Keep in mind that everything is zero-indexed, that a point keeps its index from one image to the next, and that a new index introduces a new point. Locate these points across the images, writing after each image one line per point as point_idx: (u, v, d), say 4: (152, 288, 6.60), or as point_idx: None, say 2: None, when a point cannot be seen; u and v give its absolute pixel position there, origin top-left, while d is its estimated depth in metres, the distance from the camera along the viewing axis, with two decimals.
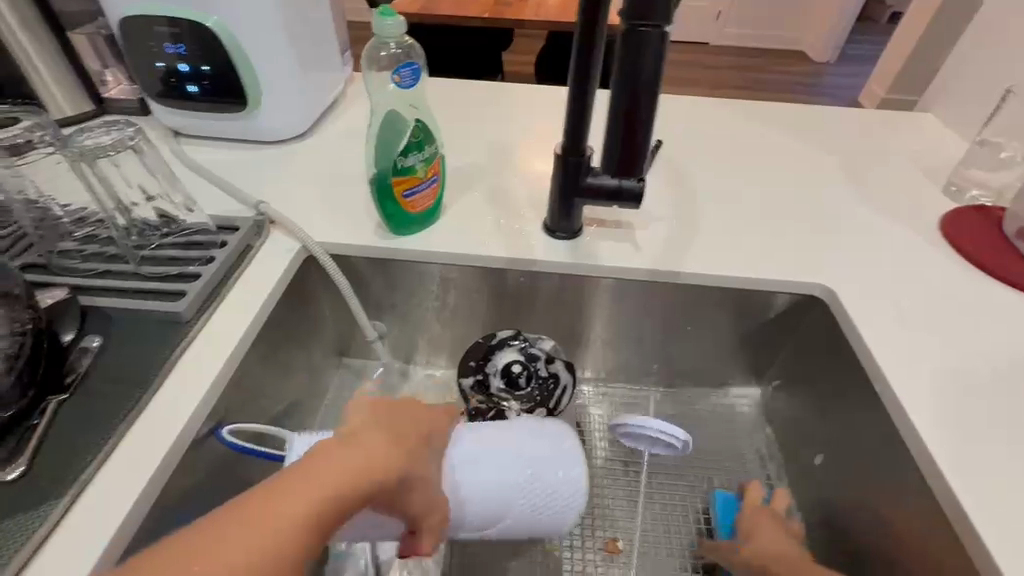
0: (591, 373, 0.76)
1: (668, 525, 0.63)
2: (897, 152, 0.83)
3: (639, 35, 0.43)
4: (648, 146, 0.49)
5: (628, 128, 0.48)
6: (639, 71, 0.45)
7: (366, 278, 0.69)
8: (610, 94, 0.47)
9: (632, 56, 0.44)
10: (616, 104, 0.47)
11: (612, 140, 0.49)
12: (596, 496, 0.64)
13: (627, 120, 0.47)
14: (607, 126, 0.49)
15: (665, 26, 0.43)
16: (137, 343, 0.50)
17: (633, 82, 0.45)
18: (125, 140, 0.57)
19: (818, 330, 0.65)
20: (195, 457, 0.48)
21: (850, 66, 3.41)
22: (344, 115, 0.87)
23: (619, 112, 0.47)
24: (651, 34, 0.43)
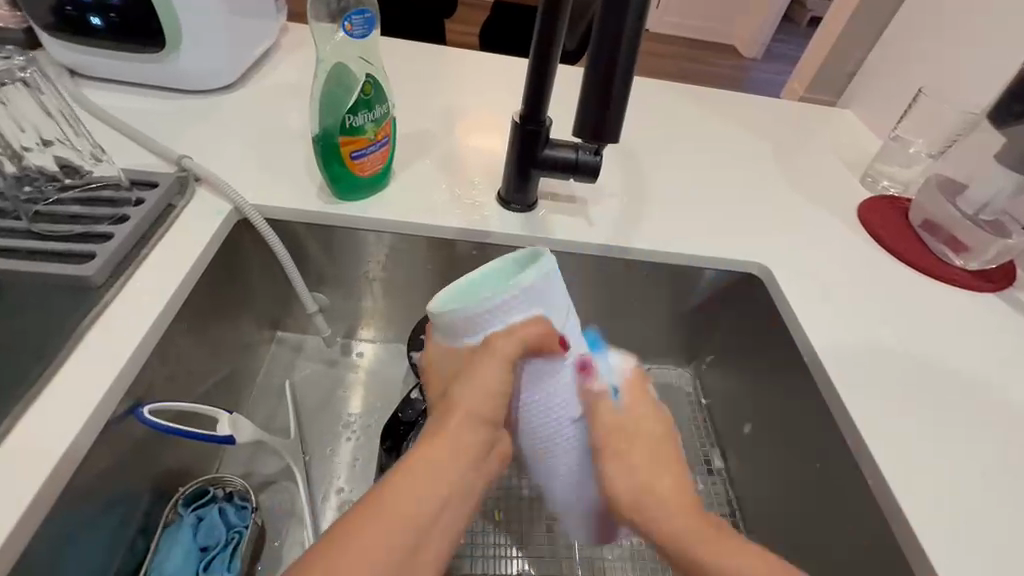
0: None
1: None
2: (823, 145, 0.89)
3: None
4: (622, 113, 0.49)
5: (603, 94, 0.47)
6: (619, 34, 0.45)
7: (308, 247, 0.64)
8: (590, 52, 0.46)
9: (613, 13, 0.44)
10: (593, 65, 0.47)
11: (589, 100, 0.48)
12: None
13: (603, 86, 0.47)
14: (581, 87, 0.48)
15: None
16: (32, 312, 0.44)
17: (611, 43, 0.45)
18: (15, 70, 0.49)
19: (753, 306, 0.69)
20: (112, 437, 0.44)
21: (774, 64, 3.64)
22: (280, 68, 0.80)
23: (594, 78, 0.47)
24: None
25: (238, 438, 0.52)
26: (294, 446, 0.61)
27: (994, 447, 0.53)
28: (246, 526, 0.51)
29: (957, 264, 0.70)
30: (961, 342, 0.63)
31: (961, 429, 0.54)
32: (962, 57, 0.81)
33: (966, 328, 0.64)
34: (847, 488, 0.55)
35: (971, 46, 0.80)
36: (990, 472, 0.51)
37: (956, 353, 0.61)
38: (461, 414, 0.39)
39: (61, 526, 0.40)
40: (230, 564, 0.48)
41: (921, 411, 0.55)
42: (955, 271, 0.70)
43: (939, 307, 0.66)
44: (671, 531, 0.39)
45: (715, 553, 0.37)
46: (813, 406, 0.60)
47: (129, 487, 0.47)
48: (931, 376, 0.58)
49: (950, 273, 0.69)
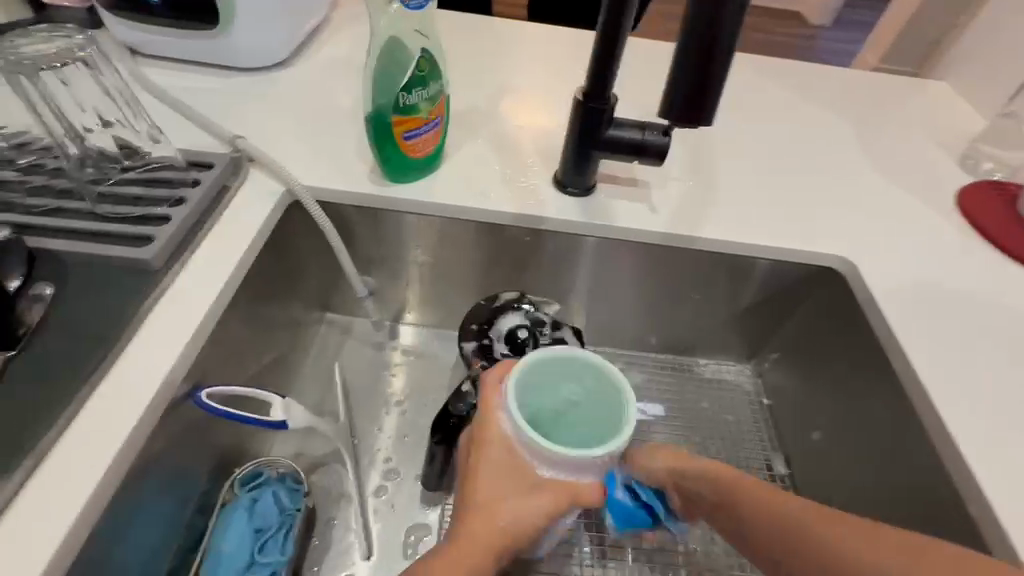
0: (590, 339, 0.74)
1: None
2: (915, 123, 0.80)
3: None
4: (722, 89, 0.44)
5: (702, 68, 0.42)
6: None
7: (358, 229, 0.63)
8: (686, 22, 0.41)
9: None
10: (685, 41, 0.42)
11: (678, 80, 0.44)
12: None
13: (701, 60, 0.42)
14: (672, 66, 0.44)
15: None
16: (97, 293, 0.44)
17: (708, 15, 0.40)
18: (74, 49, 0.48)
19: (830, 302, 0.63)
20: (170, 420, 0.44)
21: (846, 32, 3.35)
22: (331, 43, 0.78)
23: (693, 49, 0.42)
24: None
25: (290, 424, 0.52)
26: (343, 430, 0.61)
27: None
28: (298, 509, 0.51)
29: None
30: None
31: None
32: None
33: None
34: (935, 511, 0.49)
35: None
36: None
37: None
38: (500, 502, 0.40)
39: (123, 507, 0.41)
40: (284, 547, 0.49)
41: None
42: None
43: None
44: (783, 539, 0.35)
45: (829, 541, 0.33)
46: (900, 418, 0.54)
47: (187, 467, 0.48)
48: None
49: None
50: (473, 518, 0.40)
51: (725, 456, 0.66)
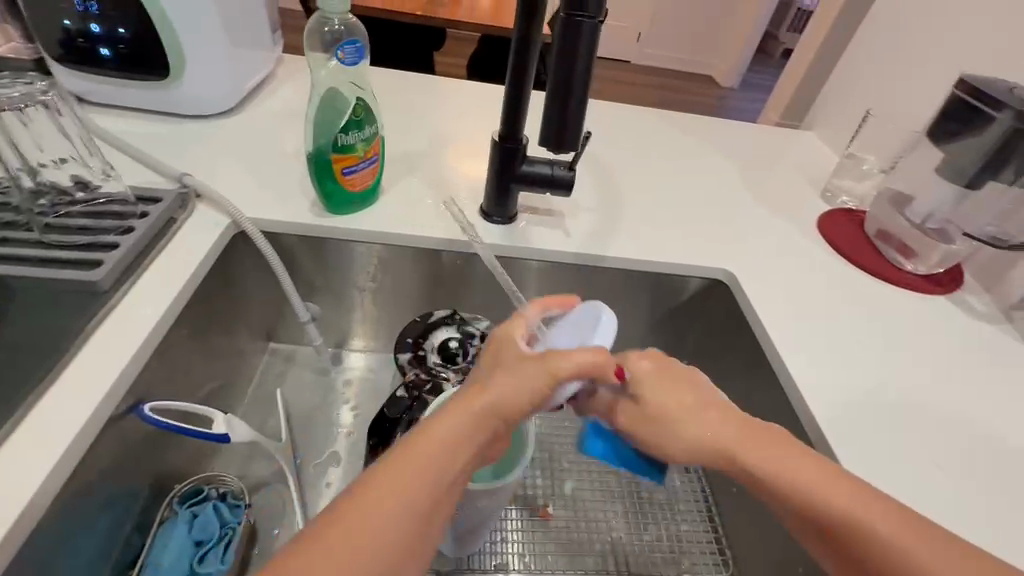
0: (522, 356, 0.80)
1: (605, 490, 0.68)
2: (784, 163, 0.96)
3: (575, 24, 0.48)
4: (581, 126, 0.53)
5: (563, 105, 0.52)
6: (575, 53, 0.50)
7: (301, 258, 0.68)
8: (551, 69, 0.51)
9: (569, 42, 0.49)
10: (555, 87, 0.51)
11: (548, 114, 0.53)
12: (532, 480, 0.68)
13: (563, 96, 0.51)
14: (546, 107, 0.53)
15: (597, 18, 0.48)
16: (45, 313, 0.47)
17: (573, 69, 0.50)
18: (36, 95, 0.53)
19: (722, 310, 0.74)
20: (113, 434, 0.46)
21: (751, 93, 3.81)
22: (277, 95, 0.85)
23: (555, 86, 0.51)
24: (585, 23, 0.48)
25: (232, 438, 0.54)
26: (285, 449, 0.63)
27: (946, 435, 0.57)
28: (240, 522, 0.53)
29: (907, 269, 0.76)
30: (913, 340, 0.67)
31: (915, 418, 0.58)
32: (905, 83, 0.89)
33: (920, 328, 0.69)
34: None
35: (913, 73, 0.87)
36: (943, 458, 0.54)
37: (909, 349, 0.66)
38: (449, 423, 0.39)
39: (63, 518, 0.42)
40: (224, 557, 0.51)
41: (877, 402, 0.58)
42: (907, 276, 0.75)
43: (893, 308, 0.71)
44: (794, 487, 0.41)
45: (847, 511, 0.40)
46: (774, 401, 0.63)
47: (126, 485, 0.49)
48: (886, 370, 0.63)
49: (901, 277, 0.74)
50: (412, 447, 0.38)
51: None
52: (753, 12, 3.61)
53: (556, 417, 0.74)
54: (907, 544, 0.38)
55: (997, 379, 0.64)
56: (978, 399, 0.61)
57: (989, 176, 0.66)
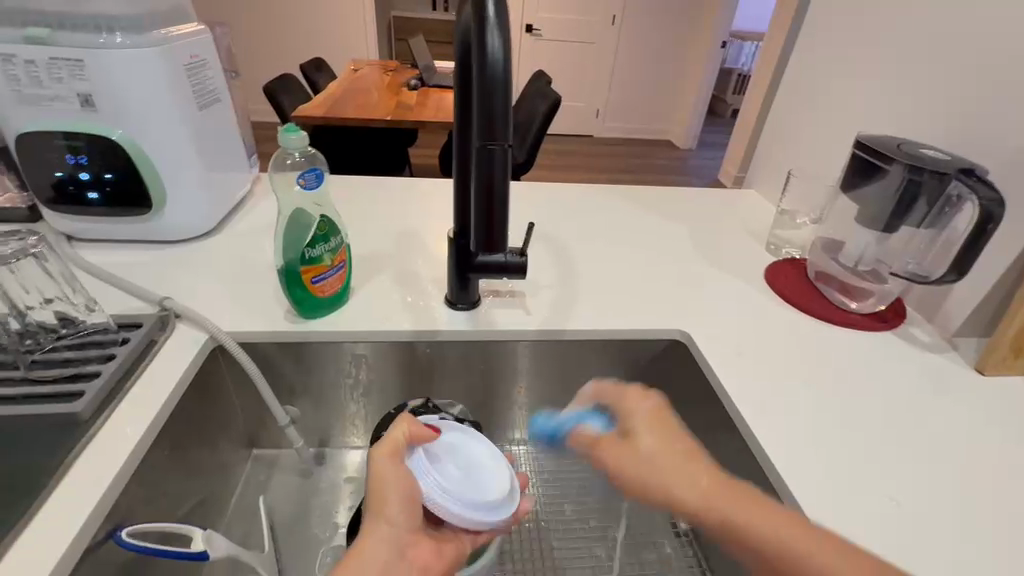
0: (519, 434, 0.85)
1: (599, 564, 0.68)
2: (727, 221, 1.04)
3: (488, 152, 0.47)
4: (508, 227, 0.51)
5: (488, 216, 0.50)
6: (491, 174, 0.48)
7: (279, 364, 0.71)
8: (472, 191, 0.49)
9: (484, 169, 0.48)
10: (478, 205, 0.50)
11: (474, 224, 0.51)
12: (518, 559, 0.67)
13: (487, 208, 0.50)
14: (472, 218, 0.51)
15: (508, 143, 0.47)
16: (26, 449, 0.49)
17: (493, 189, 0.48)
18: (27, 249, 0.59)
19: (683, 368, 0.77)
20: (91, 564, 0.47)
21: (708, 151, 4.09)
22: (252, 212, 0.92)
23: (480, 204, 0.49)
24: (498, 150, 0.47)
25: (212, 554, 0.54)
26: (268, 561, 0.63)
27: (908, 468, 0.58)
28: None
29: (852, 308, 0.80)
30: (866, 375, 0.70)
31: (877, 450, 0.60)
32: (820, 145, 0.99)
33: (872, 364, 0.72)
34: None
35: (825, 133, 0.98)
36: (907, 490, 0.56)
37: (860, 383, 0.69)
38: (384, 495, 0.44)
39: None
40: None
41: (839, 443, 0.60)
42: (852, 315, 0.79)
43: (843, 348, 0.75)
44: (750, 539, 0.41)
45: (675, 479, 0.45)
46: (740, 450, 0.64)
47: None
48: (844, 406, 0.65)
49: (846, 317, 0.79)
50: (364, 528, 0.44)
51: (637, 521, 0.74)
52: (697, 82, 3.96)
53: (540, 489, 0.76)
54: (803, 548, 0.39)
55: (949, 405, 0.67)
56: (936, 427, 0.64)
57: (899, 220, 0.73)
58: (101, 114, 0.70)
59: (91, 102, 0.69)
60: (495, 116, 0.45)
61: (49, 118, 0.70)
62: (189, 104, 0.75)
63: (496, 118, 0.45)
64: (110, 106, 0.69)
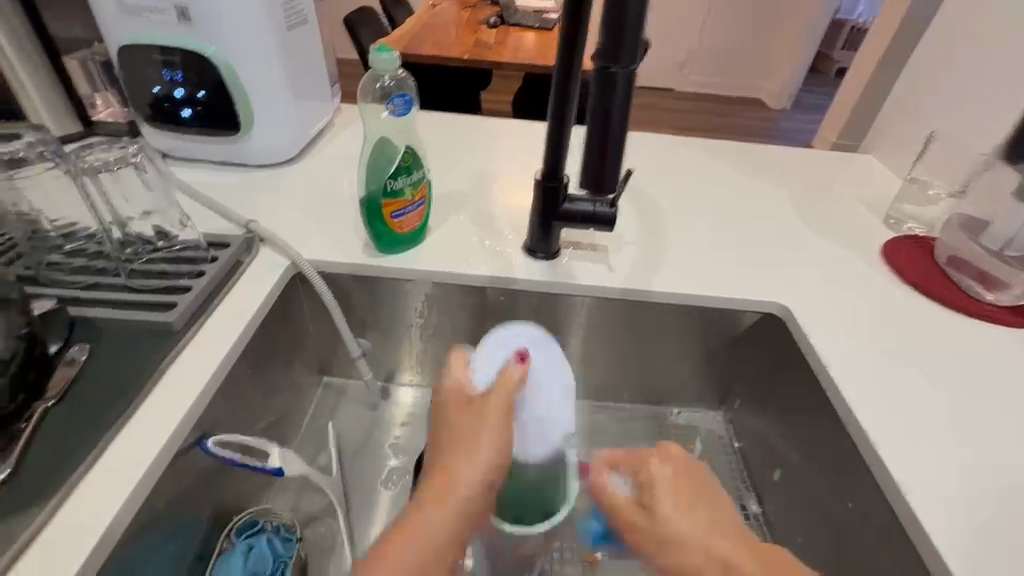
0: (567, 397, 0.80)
1: None
2: (840, 187, 0.92)
3: (609, 76, 0.48)
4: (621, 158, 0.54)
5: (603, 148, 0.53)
6: (610, 104, 0.50)
7: (354, 296, 0.71)
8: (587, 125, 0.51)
9: (603, 94, 0.49)
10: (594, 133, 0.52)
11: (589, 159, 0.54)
12: None
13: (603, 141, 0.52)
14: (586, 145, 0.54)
15: (630, 65, 0.48)
16: (127, 352, 0.51)
17: (610, 115, 0.50)
18: (128, 158, 0.60)
19: (774, 346, 0.70)
20: (181, 466, 0.49)
21: (804, 113, 3.69)
22: (335, 141, 0.91)
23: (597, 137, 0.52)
24: (619, 74, 0.48)
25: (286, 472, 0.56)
26: (335, 484, 0.65)
27: None
28: (291, 556, 0.56)
29: (989, 300, 0.69)
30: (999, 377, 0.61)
31: (1009, 464, 0.52)
32: (973, 103, 0.84)
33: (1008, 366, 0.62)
34: (876, 527, 0.53)
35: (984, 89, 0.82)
36: None
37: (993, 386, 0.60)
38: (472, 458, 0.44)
39: (134, 545, 0.44)
40: None
41: (961, 450, 0.53)
42: (989, 308, 0.68)
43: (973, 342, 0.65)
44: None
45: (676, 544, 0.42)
46: (834, 441, 0.59)
47: (188, 514, 0.52)
48: (970, 409, 0.57)
49: (979, 309, 0.68)
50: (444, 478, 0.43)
51: None
52: (803, 33, 3.54)
53: None
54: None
55: None
56: None
57: None
58: (196, 28, 0.69)
59: (186, 15, 0.68)
60: (620, 37, 0.46)
61: (147, 31, 0.71)
62: (277, 22, 0.72)
63: (621, 39, 0.46)
64: (203, 19, 0.68)
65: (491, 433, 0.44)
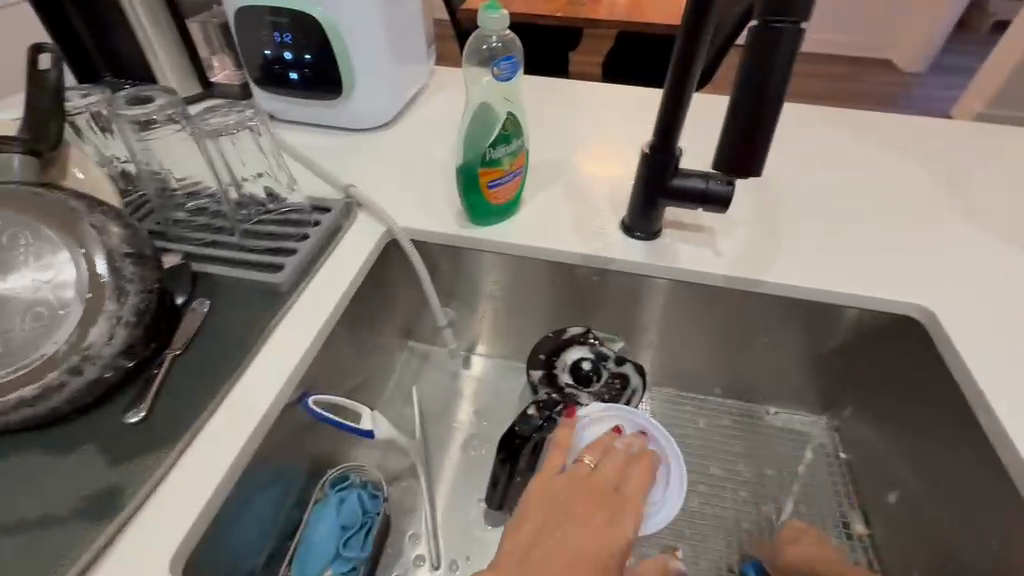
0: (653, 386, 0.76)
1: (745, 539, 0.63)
2: (1010, 170, 0.77)
3: (773, 32, 0.41)
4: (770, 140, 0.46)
5: (752, 121, 0.45)
6: (769, 69, 0.42)
7: (444, 266, 0.71)
8: (732, 94, 0.45)
9: (763, 54, 0.42)
10: (738, 100, 0.45)
11: (728, 133, 0.46)
12: None
13: (753, 112, 0.44)
14: (723, 127, 0.46)
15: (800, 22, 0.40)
16: (241, 309, 0.54)
17: (760, 85, 0.43)
18: (245, 121, 0.63)
19: (905, 353, 0.62)
20: (286, 420, 0.52)
21: (946, 77, 3.17)
22: (430, 104, 0.89)
23: (743, 108, 0.44)
24: (786, 30, 0.40)
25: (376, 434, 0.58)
26: (419, 448, 0.67)
27: None
28: (378, 513, 0.59)
29: None
30: None
31: None
32: None
33: None
34: None
35: None
36: None
37: None
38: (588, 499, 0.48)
39: (245, 488, 0.48)
40: (363, 544, 0.57)
41: None
42: None
43: None
44: None
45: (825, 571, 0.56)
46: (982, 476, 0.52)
47: (290, 463, 0.56)
48: None
49: None
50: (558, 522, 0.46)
51: (798, 508, 0.66)
52: None
53: (688, 448, 0.70)
54: None
55: None
56: None
57: None
58: None
59: None
60: None
61: None
62: None
63: None
64: None
65: (615, 526, 0.46)
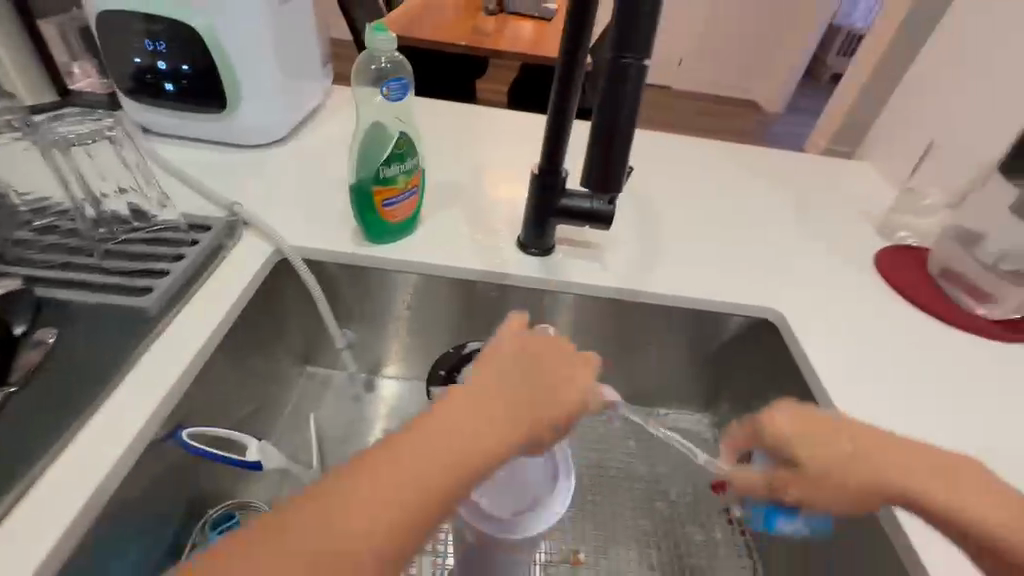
0: None
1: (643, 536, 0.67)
2: (838, 194, 0.91)
3: (621, 66, 0.46)
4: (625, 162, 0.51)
5: (604, 147, 0.50)
6: (620, 101, 0.48)
7: (341, 285, 0.69)
8: (592, 123, 0.49)
9: (615, 86, 0.47)
10: (599, 120, 0.49)
11: (592, 158, 0.51)
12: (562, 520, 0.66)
13: (604, 142, 0.49)
14: (587, 150, 0.51)
15: (643, 58, 0.46)
16: (98, 336, 0.49)
17: (620, 111, 0.48)
18: (102, 131, 0.59)
19: (764, 351, 0.70)
20: (152, 458, 0.47)
21: (799, 117, 3.71)
22: (326, 124, 0.87)
23: (598, 134, 0.49)
24: (631, 65, 0.46)
25: (265, 465, 0.54)
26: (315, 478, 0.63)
27: None
28: None
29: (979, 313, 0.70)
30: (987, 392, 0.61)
31: None
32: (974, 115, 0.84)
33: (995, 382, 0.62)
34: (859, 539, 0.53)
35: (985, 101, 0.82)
36: None
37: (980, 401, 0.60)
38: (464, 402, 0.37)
39: (98, 541, 0.42)
40: None
41: None
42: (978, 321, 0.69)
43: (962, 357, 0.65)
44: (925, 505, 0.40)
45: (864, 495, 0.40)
46: None
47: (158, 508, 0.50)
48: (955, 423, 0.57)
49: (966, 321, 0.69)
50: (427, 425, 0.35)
51: (688, 501, 0.71)
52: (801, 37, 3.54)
53: (590, 454, 0.73)
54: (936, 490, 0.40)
55: None
56: None
57: None
58: None
59: None
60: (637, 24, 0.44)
61: None
62: None
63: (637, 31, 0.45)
64: None
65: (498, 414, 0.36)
